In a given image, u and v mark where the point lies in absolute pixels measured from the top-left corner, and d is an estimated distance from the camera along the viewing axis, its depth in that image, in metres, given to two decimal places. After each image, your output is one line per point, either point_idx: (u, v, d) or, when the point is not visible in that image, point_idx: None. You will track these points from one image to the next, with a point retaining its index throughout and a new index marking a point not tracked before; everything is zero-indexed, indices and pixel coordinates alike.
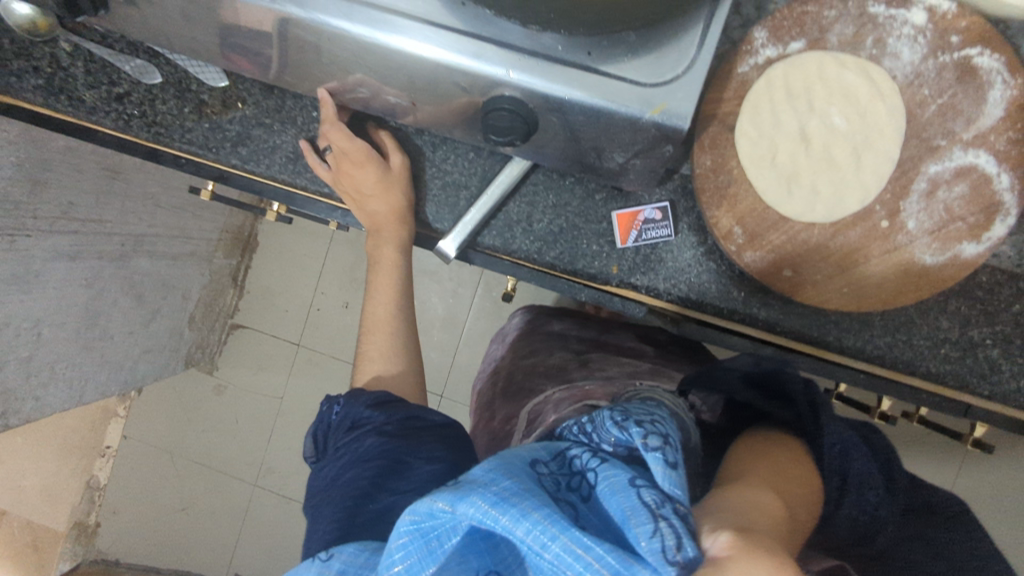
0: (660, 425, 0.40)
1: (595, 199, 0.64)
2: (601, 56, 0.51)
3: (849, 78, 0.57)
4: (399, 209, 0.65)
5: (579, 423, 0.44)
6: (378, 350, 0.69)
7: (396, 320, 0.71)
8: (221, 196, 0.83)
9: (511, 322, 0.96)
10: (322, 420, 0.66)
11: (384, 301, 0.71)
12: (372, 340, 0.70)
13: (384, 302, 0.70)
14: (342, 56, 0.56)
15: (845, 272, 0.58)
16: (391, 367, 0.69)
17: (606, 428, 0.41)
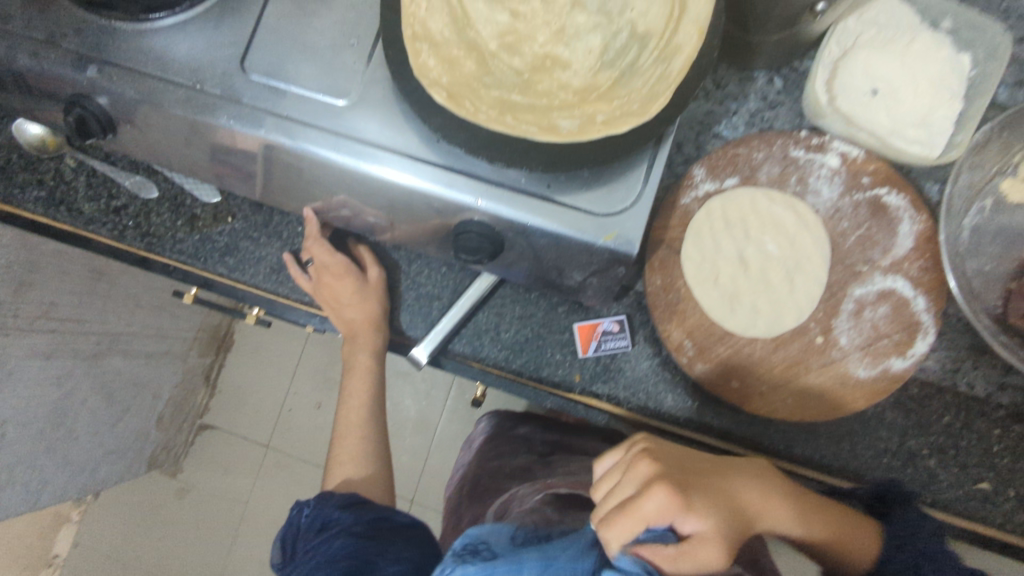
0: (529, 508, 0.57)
1: (557, 311, 0.69)
2: (559, 188, 0.58)
3: (778, 211, 0.65)
4: (374, 318, 0.69)
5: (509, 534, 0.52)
6: (349, 454, 0.71)
7: (368, 424, 0.73)
8: (205, 300, 0.87)
9: (478, 426, 0.98)
10: (289, 525, 0.65)
11: (357, 405, 0.73)
12: (344, 443, 0.72)
13: (357, 406, 0.73)
14: (329, 181, 0.63)
15: (788, 383, 0.62)
16: (361, 471, 0.70)
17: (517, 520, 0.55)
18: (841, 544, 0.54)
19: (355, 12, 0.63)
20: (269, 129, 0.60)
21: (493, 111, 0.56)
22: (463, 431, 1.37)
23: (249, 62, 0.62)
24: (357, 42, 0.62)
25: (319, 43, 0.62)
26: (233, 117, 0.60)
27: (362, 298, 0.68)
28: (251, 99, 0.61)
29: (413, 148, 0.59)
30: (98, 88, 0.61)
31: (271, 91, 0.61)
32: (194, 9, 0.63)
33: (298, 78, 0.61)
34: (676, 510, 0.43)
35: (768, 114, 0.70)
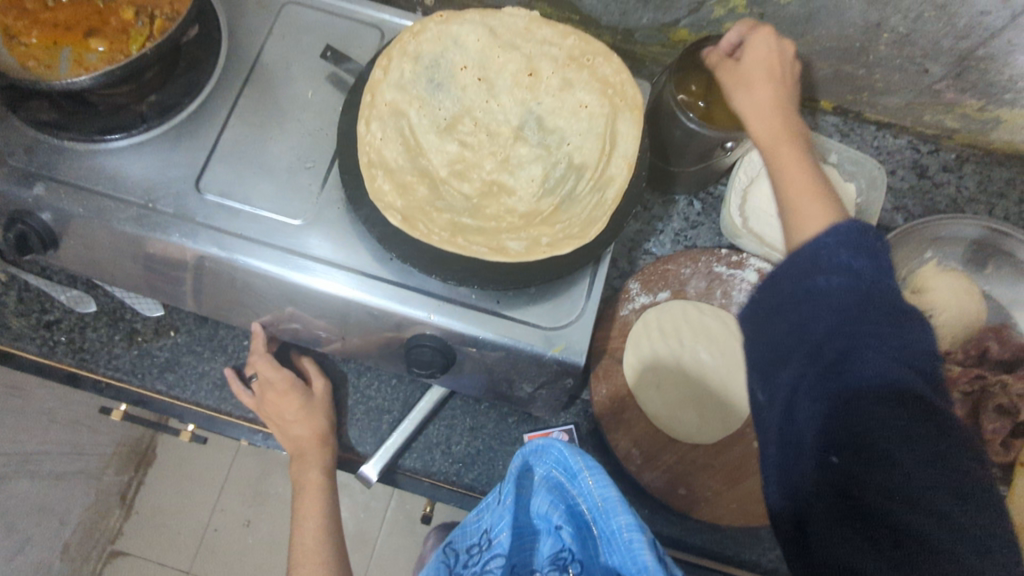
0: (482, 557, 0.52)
1: (508, 421, 0.70)
2: (508, 303, 0.61)
3: (707, 321, 0.70)
4: (322, 433, 0.67)
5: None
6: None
7: (328, 548, 0.65)
8: (137, 416, 0.83)
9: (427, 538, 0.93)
10: None
11: (311, 529, 0.65)
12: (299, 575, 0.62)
13: (314, 528, 0.65)
14: (281, 298, 0.63)
15: (732, 488, 0.64)
16: None
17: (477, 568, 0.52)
18: (773, 157, 0.54)
19: (311, 137, 0.66)
20: (223, 247, 0.61)
21: (446, 233, 0.59)
22: (404, 544, 1.31)
23: (203, 182, 0.64)
24: (313, 165, 0.65)
25: (274, 167, 0.65)
26: (185, 234, 0.61)
27: (309, 414, 0.66)
28: (204, 218, 0.62)
29: (367, 266, 0.62)
30: (44, 205, 0.62)
31: (225, 210, 0.63)
32: (152, 130, 0.65)
33: (253, 198, 0.63)
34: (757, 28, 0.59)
35: (690, 233, 0.77)
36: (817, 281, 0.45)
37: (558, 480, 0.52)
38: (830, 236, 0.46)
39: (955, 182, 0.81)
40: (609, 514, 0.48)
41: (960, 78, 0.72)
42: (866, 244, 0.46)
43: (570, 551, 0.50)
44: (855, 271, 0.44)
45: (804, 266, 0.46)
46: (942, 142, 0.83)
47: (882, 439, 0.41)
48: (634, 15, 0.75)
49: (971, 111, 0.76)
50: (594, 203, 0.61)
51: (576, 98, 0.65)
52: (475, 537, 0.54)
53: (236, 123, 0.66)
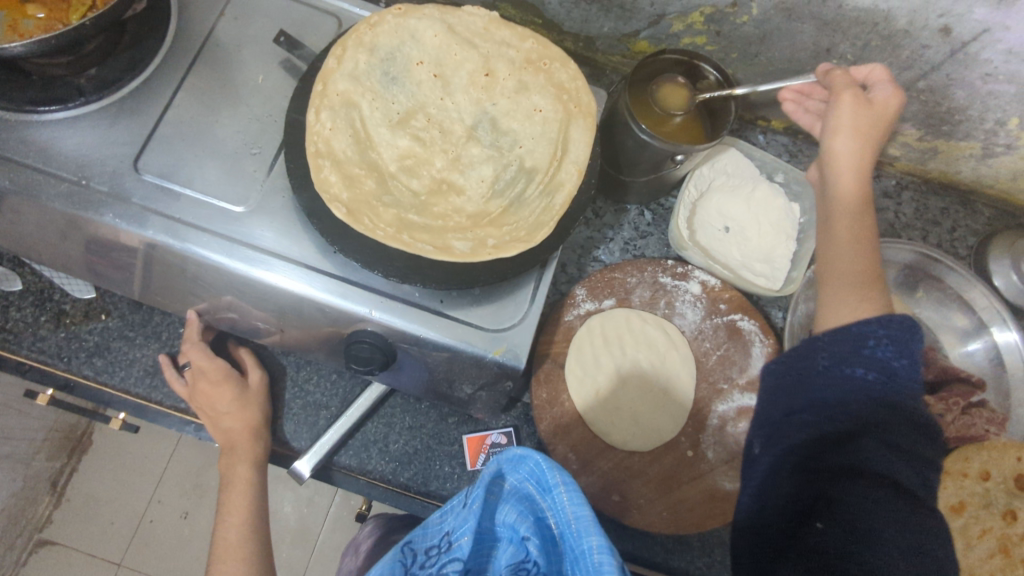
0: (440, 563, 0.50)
1: (447, 422, 0.70)
2: (451, 302, 0.61)
3: (650, 331, 0.71)
4: (257, 426, 0.65)
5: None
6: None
7: (254, 546, 0.63)
8: (62, 402, 0.80)
9: (363, 530, 0.93)
10: None
11: (237, 525, 0.63)
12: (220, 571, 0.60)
13: (238, 523, 0.63)
14: (218, 286, 0.62)
15: (663, 496, 0.66)
16: None
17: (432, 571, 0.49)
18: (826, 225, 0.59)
19: (259, 123, 0.64)
20: (158, 230, 0.59)
21: (391, 229, 0.58)
22: (346, 541, 1.30)
23: (142, 162, 0.62)
24: (259, 151, 0.63)
25: (219, 152, 0.63)
26: (119, 216, 0.59)
27: (241, 407, 0.64)
28: (141, 199, 0.60)
29: (310, 259, 0.61)
30: None
31: (164, 193, 0.61)
32: (89, 105, 0.62)
33: (194, 182, 0.62)
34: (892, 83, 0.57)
35: (639, 242, 0.78)
36: (854, 369, 0.49)
37: (529, 491, 0.50)
38: (882, 327, 0.50)
39: (894, 207, 0.84)
40: (581, 534, 0.46)
41: (902, 107, 0.74)
42: (908, 343, 0.50)
43: (536, 564, 0.47)
44: (890, 368, 0.49)
45: (849, 349, 0.50)
46: (884, 169, 0.86)
47: (861, 506, 0.44)
48: (595, 23, 0.75)
49: (911, 140, 0.79)
50: (541, 207, 0.61)
51: (531, 102, 0.65)
52: (435, 539, 0.52)
53: (181, 103, 0.64)
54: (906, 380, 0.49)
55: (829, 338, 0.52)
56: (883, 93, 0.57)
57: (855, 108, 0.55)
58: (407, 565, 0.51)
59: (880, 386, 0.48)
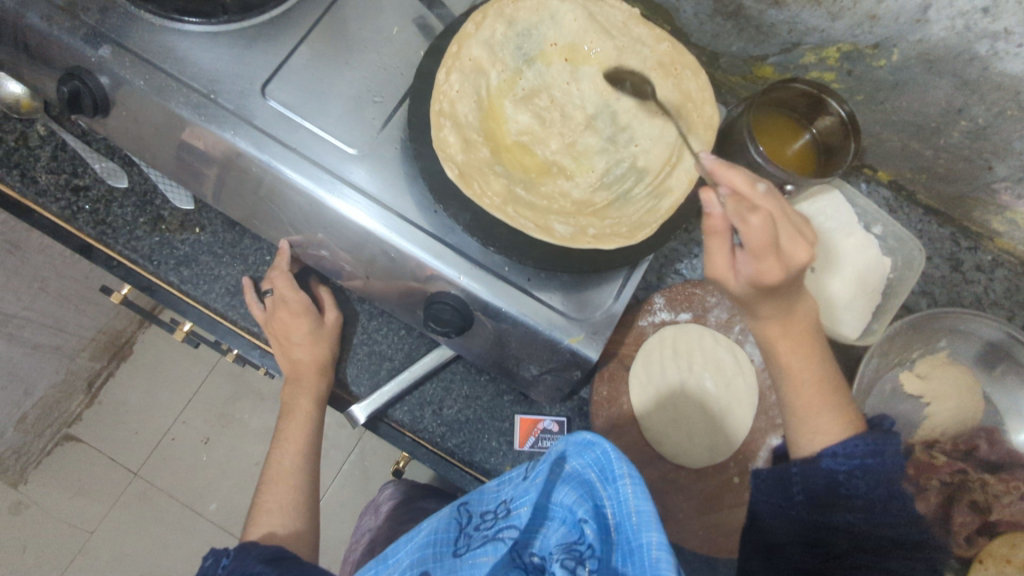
0: (494, 526, 0.48)
1: (503, 399, 0.70)
2: (538, 283, 0.61)
3: (720, 353, 0.71)
4: (322, 365, 0.66)
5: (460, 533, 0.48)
6: (277, 504, 0.62)
7: (304, 475, 0.65)
8: (131, 303, 0.82)
9: (385, 490, 0.95)
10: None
11: (292, 453, 0.65)
12: (271, 492, 0.63)
13: (293, 453, 0.65)
14: (316, 223, 0.63)
15: (702, 515, 0.65)
16: (287, 525, 0.61)
17: (485, 534, 0.47)
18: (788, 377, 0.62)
19: (386, 72, 0.65)
20: (273, 156, 0.60)
21: (498, 199, 0.58)
22: (353, 499, 1.32)
23: (269, 87, 0.63)
24: (382, 100, 0.64)
25: (343, 93, 0.64)
26: (239, 133, 0.60)
27: (315, 342, 0.66)
28: (261, 122, 0.62)
29: (409, 213, 0.61)
30: (105, 68, 0.61)
31: (285, 121, 0.62)
32: (230, 25, 0.64)
33: (314, 116, 0.63)
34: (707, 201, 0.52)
35: None
36: (833, 513, 0.53)
37: (591, 478, 0.47)
38: (844, 457, 0.55)
39: (985, 282, 0.82)
40: (639, 528, 0.42)
41: (1019, 183, 0.72)
42: (880, 469, 0.53)
43: (590, 548, 0.44)
44: (863, 502, 0.52)
45: (828, 482, 0.55)
46: (982, 242, 0.84)
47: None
48: (725, 40, 0.75)
49: (1020, 219, 0.77)
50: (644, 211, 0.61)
51: (654, 103, 0.65)
52: (490, 505, 0.50)
53: (316, 38, 0.65)
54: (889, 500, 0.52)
55: (801, 469, 0.57)
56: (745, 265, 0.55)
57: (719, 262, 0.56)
58: (460, 523, 0.49)
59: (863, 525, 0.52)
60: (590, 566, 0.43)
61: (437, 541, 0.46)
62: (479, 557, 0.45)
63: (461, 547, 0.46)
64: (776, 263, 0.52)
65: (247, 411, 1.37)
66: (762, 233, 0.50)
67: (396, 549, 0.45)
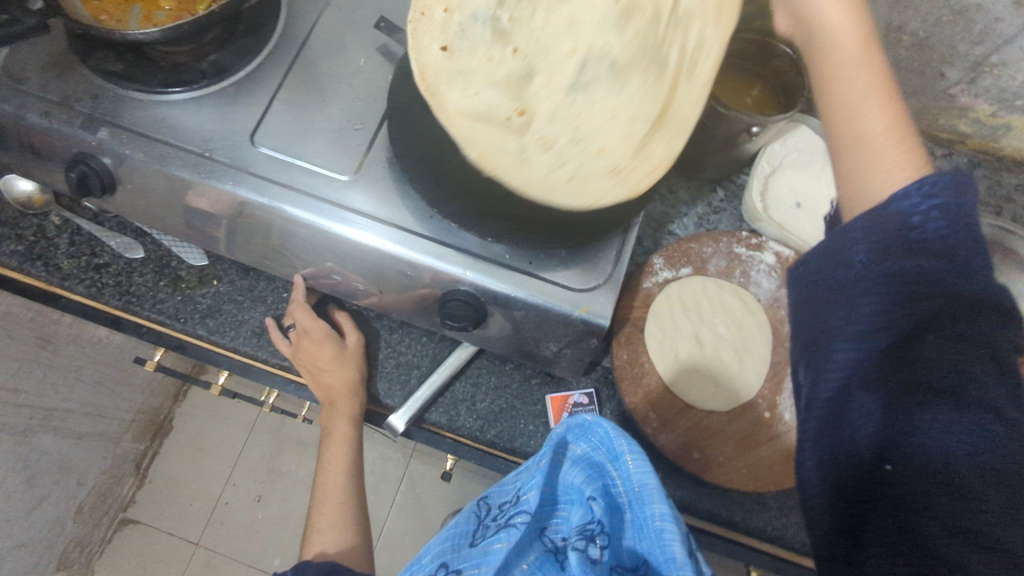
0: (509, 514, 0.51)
1: (531, 382, 0.73)
2: (539, 265, 0.64)
3: (726, 297, 0.74)
4: (354, 385, 0.69)
5: (484, 528, 0.52)
6: (329, 522, 0.68)
7: (348, 493, 0.70)
8: (168, 369, 0.86)
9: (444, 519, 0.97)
10: None
11: (338, 474, 0.70)
12: (322, 513, 0.68)
13: (338, 474, 0.70)
14: (322, 250, 0.67)
15: (743, 455, 0.67)
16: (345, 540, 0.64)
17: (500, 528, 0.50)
18: (831, 85, 0.54)
19: (362, 100, 0.70)
20: (272, 197, 0.64)
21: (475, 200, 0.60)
22: (412, 529, 1.33)
23: (257, 135, 0.67)
24: (361, 127, 0.69)
25: (326, 128, 0.68)
26: (238, 183, 0.64)
27: (340, 367, 0.69)
28: (255, 168, 0.66)
29: (409, 224, 0.65)
30: (105, 149, 0.65)
31: (277, 162, 0.66)
32: (210, 87, 0.69)
33: (305, 152, 0.67)
34: None
35: (712, 217, 0.82)
36: (880, 316, 0.45)
37: (598, 459, 0.50)
38: (924, 199, 0.44)
39: None
40: (644, 500, 0.46)
41: (973, 83, 0.75)
42: (958, 211, 0.43)
43: (599, 524, 0.46)
44: (942, 248, 0.43)
45: (855, 288, 0.47)
46: (955, 147, 0.87)
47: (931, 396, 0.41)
48: None
49: (983, 116, 0.80)
50: (612, 184, 0.58)
51: None
52: (508, 496, 0.54)
53: (290, 84, 0.70)
54: (966, 265, 0.42)
55: (865, 240, 0.47)
56: None
57: None
58: (482, 516, 0.54)
59: (945, 320, 0.42)
60: (601, 542, 0.45)
61: (459, 534, 0.53)
62: (495, 544, 0.48)
63: (479, 537, 0.51)
64: None
65: (292, 462, 1.39)
66: None
67: (428, 549, 0.53)
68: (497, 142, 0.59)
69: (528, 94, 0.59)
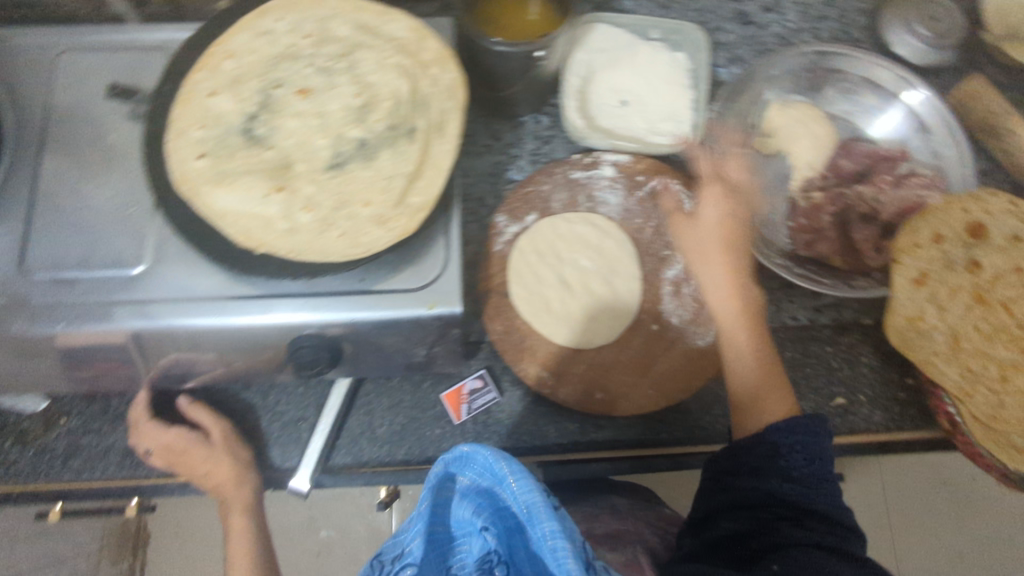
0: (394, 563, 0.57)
1: (423, 387, 0.70)
2: (372, 277, 0.60)
3: (580, 229, 0.72)
4: (241, 468, 0.66)
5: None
6: None
7: None
8: (74, 512, 0.81)
9: None
10: None
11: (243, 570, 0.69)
12: None
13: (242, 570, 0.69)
14: (143, 354, 0.61)
15: (644, 375, 0.67)
16: None
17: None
18: (730, 341, 0.63)
19: (125, 180, 0.63)
20: (71, 321, 0.57)
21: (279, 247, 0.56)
22: None
23: (26, 259, 0.59)
24: (136, 209, 0.62)
25: (99, 225, 0.61)
26: (29, 320, 0.57)
27: (215, 463, 0.65)
28: (39, 297, 0.58)
29: (227, 290, 0.59)
30: None
31: (60, 282, 0.59)
32: None
33: (85, 259, 0.60)
34: (709, 193, 0.67)
35: (545, 149, 0.78)
36: (772, 480, 0.54)
37: (486, 486, 0.52)
38: (789, 434, 0.56)
39: (779, 19, 0.84)
40: (535, 520, 0.47)
41: None
42: (812, 444, 0.56)
43: (497, 553, 0.50)
44: (800, 474, 0.55)
45: (762, 459, 0.56)
46: None
47: (792, 519, 0.52)
48: None
49: None
50: (380, 233, 0.57)
51: (390, 83, 0.62)
52: (398, 548, 0.58)
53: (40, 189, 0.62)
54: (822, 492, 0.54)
55: (748, 445, 0.58)
56: (706, 210, 0.67)
57: (716, 201, 0.67)
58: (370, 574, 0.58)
59: (806, 496, 0.53)
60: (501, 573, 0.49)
61: None
62: None
63: None
64: (716, 189, 0.67)
65: None
66: (724, 210, 0.66)
67: None
68: (260, 223, 0.57)
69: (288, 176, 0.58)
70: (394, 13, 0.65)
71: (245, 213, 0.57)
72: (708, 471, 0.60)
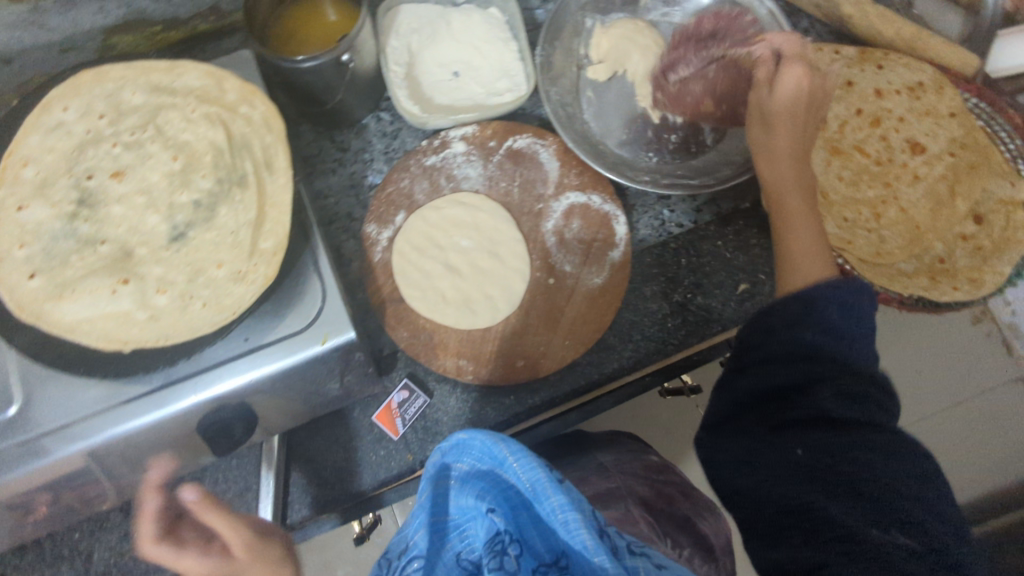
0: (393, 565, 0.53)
1: (354, 416, 0.69)
2: (254, 333, 0.58)
3: (450, 212, 0.72)
4: (271, 572, 0.54)
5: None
6: None
7: None
8: None
9: None
10: None
11: None
12: None
13: None
14: (47, 494, 0.57)
15: (556, 329, 0.68)
16: None
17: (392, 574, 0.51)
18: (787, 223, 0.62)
19: None
20: None
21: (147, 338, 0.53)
22: None
23: None
24: None
25: None
26: None
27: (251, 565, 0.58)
28: None
29: (111, 398, 0.55)
30: None
31: None
32: None
33: None
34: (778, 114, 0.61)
35: (395, 144, 0.77)
36: (807, 333, 0.53)
37: (489, 469, 0.52)
38: (829, 295, 0.55)
39: None
40: (543, 496, 0.47)
41: None
42: (845, 305, 0.55)
43: (506, 532, 0.47)
44: (838, 340, 0.53)
45: (795, 313, 0.55)
46: None
47: (830, 394, 0.50)
48: None
49: None
50: (241, 288, 0.55)
51: (205, 134, 0.60)
52: (402, 543, 0.55)
53: None
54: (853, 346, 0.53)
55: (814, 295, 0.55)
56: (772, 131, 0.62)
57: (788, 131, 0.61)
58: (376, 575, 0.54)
59: (835, 359, 0.52)
60: (513, 551, 0.46)
61: None
62: None
63: None
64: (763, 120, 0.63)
65: None
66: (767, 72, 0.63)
67: None
68: (119, 322, 0.53)
69: (132, 264, 0.55)
70: (185, 63, 0.62)
71: (102, 314, 0.53)
72: (739, 346, 0.59)
